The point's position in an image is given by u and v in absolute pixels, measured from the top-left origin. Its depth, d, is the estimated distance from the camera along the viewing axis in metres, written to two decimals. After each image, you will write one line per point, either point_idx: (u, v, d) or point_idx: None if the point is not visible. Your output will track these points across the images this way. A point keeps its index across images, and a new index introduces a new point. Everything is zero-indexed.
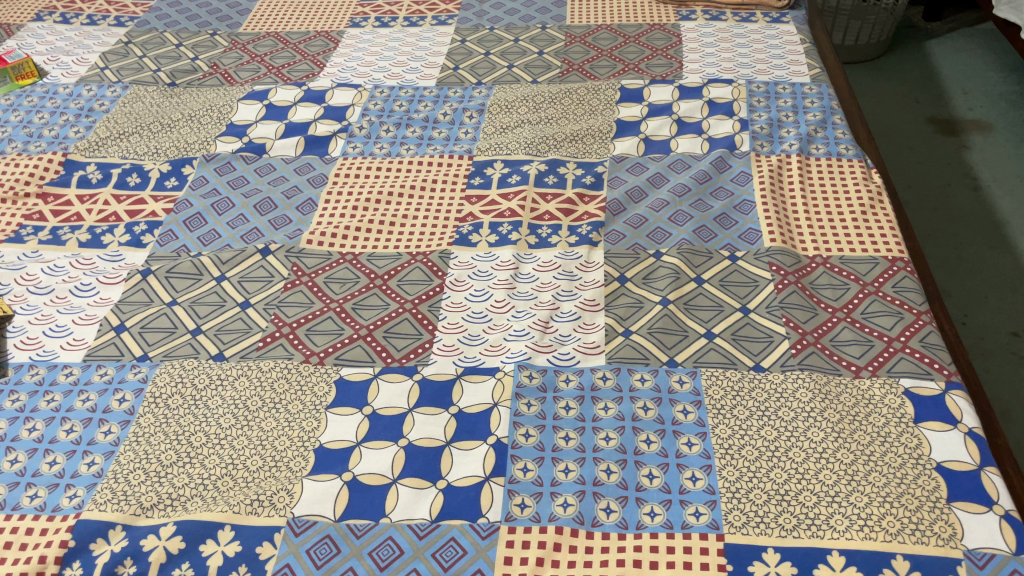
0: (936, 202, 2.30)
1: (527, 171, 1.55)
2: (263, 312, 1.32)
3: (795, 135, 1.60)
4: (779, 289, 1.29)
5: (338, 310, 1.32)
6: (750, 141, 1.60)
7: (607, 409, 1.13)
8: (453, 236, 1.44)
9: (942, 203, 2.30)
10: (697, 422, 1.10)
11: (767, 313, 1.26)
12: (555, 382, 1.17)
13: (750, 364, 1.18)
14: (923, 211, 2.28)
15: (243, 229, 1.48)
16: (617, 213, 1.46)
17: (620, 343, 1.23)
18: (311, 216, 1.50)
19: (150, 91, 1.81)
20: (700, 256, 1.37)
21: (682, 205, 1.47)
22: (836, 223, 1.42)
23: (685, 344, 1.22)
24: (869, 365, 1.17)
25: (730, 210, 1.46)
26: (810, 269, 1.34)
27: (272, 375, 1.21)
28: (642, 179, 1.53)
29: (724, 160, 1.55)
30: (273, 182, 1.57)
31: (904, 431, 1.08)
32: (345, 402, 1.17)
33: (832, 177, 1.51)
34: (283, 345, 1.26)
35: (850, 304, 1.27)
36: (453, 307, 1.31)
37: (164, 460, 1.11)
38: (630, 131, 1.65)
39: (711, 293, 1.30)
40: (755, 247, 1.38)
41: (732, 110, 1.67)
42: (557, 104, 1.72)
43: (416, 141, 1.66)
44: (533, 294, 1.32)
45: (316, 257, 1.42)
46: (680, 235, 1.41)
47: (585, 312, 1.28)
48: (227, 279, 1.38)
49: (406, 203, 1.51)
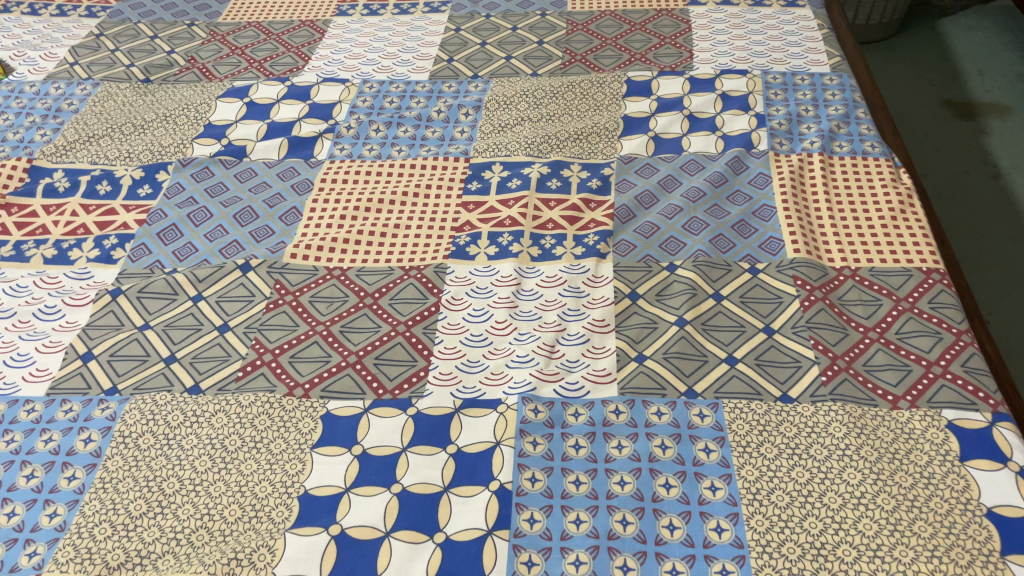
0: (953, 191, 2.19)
1: (529, 175, 1.44)
2: (243, 337, 1.21)
3: (816, 132, 1.49)
4: (805, 307, 1.19)
5: (325, 333, 1.21)
6: (768, 139, 1.48)
7: (621, 448, 1.02)
8: (448, 248, 1.33)
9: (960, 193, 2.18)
10: (720, 463, 1.00)
11: (793, 334, 1.15)
12: (563, 417, 1.07)
13: (776, 394, 1.08)
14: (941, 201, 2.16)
15: (222, 242, 1.37)
16: (626, 221, 1.35)
17: (633, 369, 1.12)
18: (295, 226, 1.38)
19: (122, 88, 1.69)
20: (717, 269, 1.26)
21: (696, 211, 1.35)
22: (864, 230, 1.31)
23: (704, 371, 1.11)
24: (908, 394, 1.07)
25: (748, 216, 1.34)
26: (838, 283, 1.23)
27: (252, 410, 1.11)
28: (652, 181, 1.42)
29: (741, 160, 1.44)
30: (254, 189, 1.46)
31: (949, 471, 0.98)
32: (333, 441, 1.07)
33: (858, 178, 1.40)
34: (265, 375, 1.15)
35: (883, 324, 1.17)
36: (450, 329, 1.21)
37: (133, 512, 1.00)
38: (638, 128, 1.53)
39: (732, 311, 1.19)
40: (778, 258, 1.27)
41: (748, 104, 1.56)
42: (559, 100, 1.60)
43: (408, 142, 1.54)
44: (537, 315, 1.21)
45: (301, 273, 1.31)
46: (696, 246, 1.29)
47: (594, 335, 1.18)
48: (204, 300, 1.27)
49: (397, 211, 1.40)
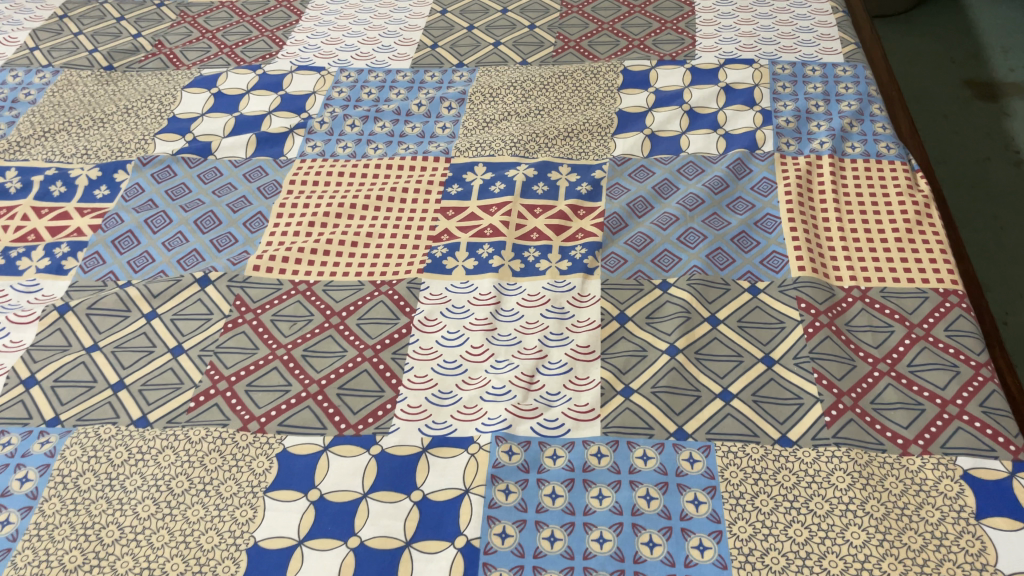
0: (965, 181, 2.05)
1: (513, 178, 1.33)
2: (198, 361, 1.12)
3: (827, 131, 1.37)
4: (809, 334, 1.08)
5: (286, 358, 1.12)
6: (774, 139, 1.36)
7: (602, 498, 0.93)
8: (423, 261, 1.23)
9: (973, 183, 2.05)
10: (710, 517, 0.91)
11: (795, 365, 1.05)
12: (539, 460, 0.97)
13: (774, 436, 0.98)
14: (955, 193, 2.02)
15: (181, 251, 1.27)
16: (617, 231, 1.24)
17: (617, 405, 1.03)
18: (260, 234, 1.28)
19: (83, 76, 1.58)
20: (714, 288, 1.15)
21: (693, 221, 1.24)
22: (876, 243, 1.20)
23: (696, 408, 1.01)
24: (919, 438, 0.97)
25: (750, 226, 1.23)
26: (845, 306, 1.12)
27: (202, 447, 1.02)
28: (646, 186, 1.31)
29: (743, 163, 1.33)
30: (218, 192, 1.35)
31: (963, 532, 0.88)
32: (288, 485, 0.98)
33: (871, 183, 1.29)
34: (219, 407, 1.06)
35: (893, 354, 1.06)
36: (422, 354, 1.11)
37: (68, 564, 0.92)
38: (634, 124, 1.42)
39: (729, 338, 1.09)
40: (782, 276, 1.16)
41: (753, 98, 1.44)
42: (549, 93, 1.48)
43: (385, 139, 1.43)
44: (517, 339, 1.11)
45: (263, 288, 1.21)
46: (692, 261, 1.19)
47: (577, 363, 1.08)
48: (158, 317, 1.18)
49: (370, 218, 1.30)
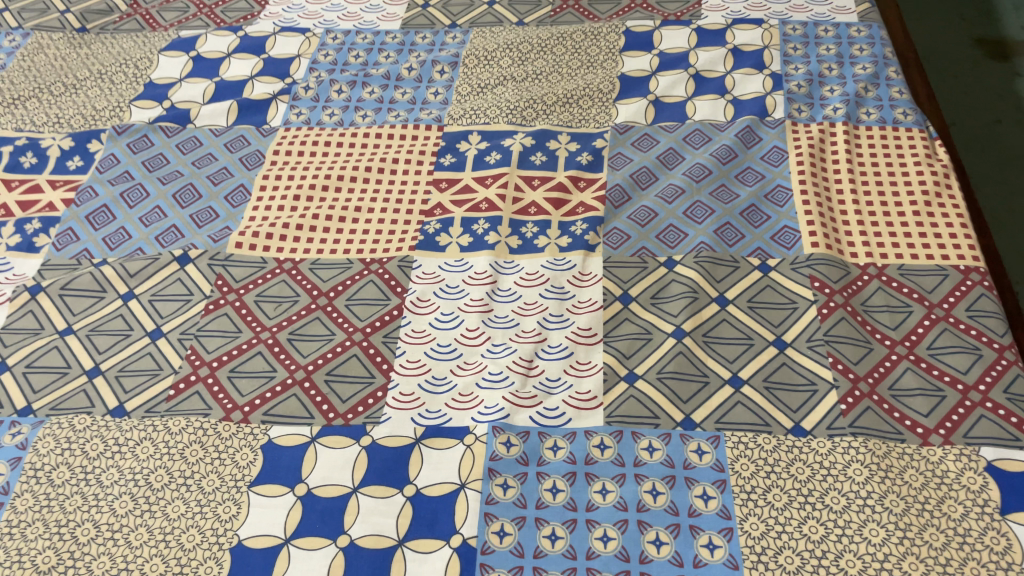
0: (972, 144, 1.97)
1: (509, 148, 1.26)
2: (178, 345, 1.06)
3: (840, 96, 1.30)
4: (823, 315, 1.02)
5: (271, 342, 1.06)
6: (785, 105, 1.29)
7: (606, 493, 0.88)
8: (415, 237, 1.16)
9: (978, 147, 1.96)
10: (720, 513, 0.86)
11: (808, 349, 0.99)
12: (539, 452, 0.92)
13: (787, 426, 0.93)
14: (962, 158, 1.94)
15: (159, 227, 1.20)
16: (620, 205, 1.18)
17: (621, 392, 0.97)
18: (242, 209, 1.22)
19: (54, 39, 1.49)
20: (722, 266, 1.09)
21: (700, 194, 1.18)
22: (893, 217, 1.14)
23: (704, 395, 0.96)
24: (940, 427, 0.92)
25: (760, 199, 1.17)
26: (861, 285, 1.06)
27: (182, 439, 0.96)
28: (650, 156, 1.24)
29: (752, 131, 1.26)
30: (197, 163, 1.28)
31: (987, 528, 0.84)
32: (273, 479, 0.93)
33: (887, 152, 1.22)
34: (199, 395, 1.01)
35: (912, 337, 1.01)
36: (414, 337, 1.05)
37: (41, 565, 0.87)
38: (636, 89, 1.34)
39: (738, 319, 1.03)
40: (794, 252, 1.10)
41: (763, 61, 1.36)
42: (548, 55, 1.40)
43: (374, 105, 1.35)
44: (514, 321, 1.06)
45: (246, 266, 1.15)
46: (699, 237, 1.12)
47: (579, 347, 1.02)
48: (135, 298, 1.12)
49: (359, 191, 1.23)
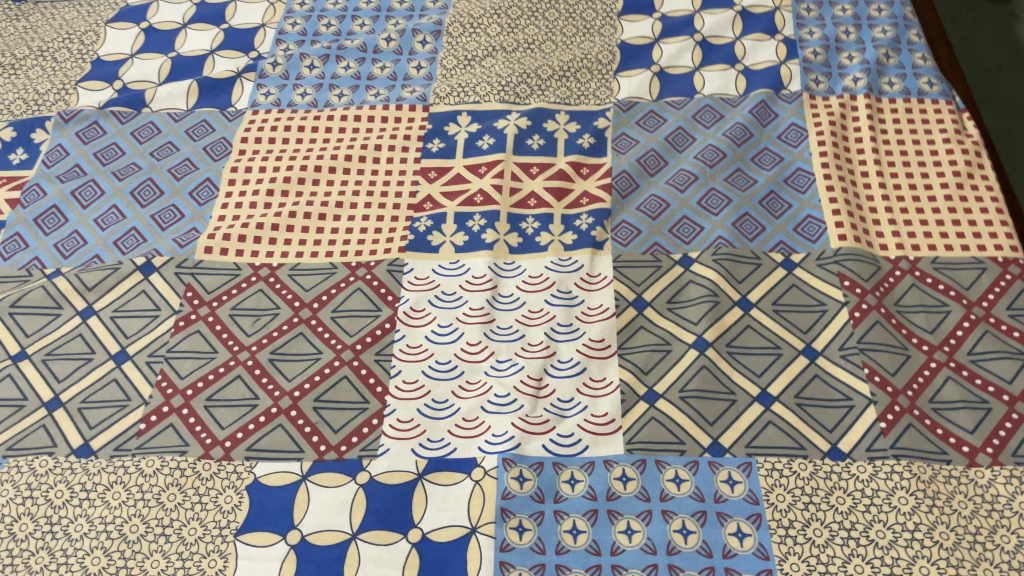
0: (993, 76, 1.65)
1: (503, 131, 1.15)
2: (146, 370, 0.96)
3: (860, 64, 1.20)
4: (856, 319, 0.94)
5: (251, 364, 0.95)
6: (801, 75, 1.19)
7: (631, 533, 0.80)
8: (404, 237, 1.06)
9: (1004, 78, 1.64)
10: (757, 553, 0.78)
11: (841, 359, 0.91)
12: (556, 486, 0.84)
13: (824, 448, 0.85)
14: (986, 93, 1.64)
15: (117, 230, 1.08)
16: (627, 194, 1.08)
17: (641, 413, 0.89)
18: (211, 207, 1.10)
19: None
20: (744, 264, 1.00)
21: (715, 180, 1.08)
22: (923, 202, 1.05)
23: (732, 415, 0.88)
24: (987, 445, 0.85)
25: (779, 185, 1.07)
26: (893, 282, 0.98)
27: (158, 482, 0.87)
28: (658, 137, 1.14)
29: (768, 106, 1.15)
30: (157, 153, 1.16)
31: None
32: (261, 526, 0.84)
33: (913, 127, 1.12)
34: (174, 428, 0.91)
35: (951, 340, 0.93)
36: (410, 353, 0.95)
37: None
38: (638, 59, 1.23)
39: (764, 326, 0.95)
40: (819, 246, 1.01)
41: (774, 25, 1.25)
42: (540, 21, 1.28)
43: (350, 83, 1.22)
44: (520, 332, 0.96)
45: (218, 275, 1.04)
46: (716, 230, 1.03)
47: (592, 362, 0.93)
48: (95, 315, 1.01)
49: (339, 184, 1.11)
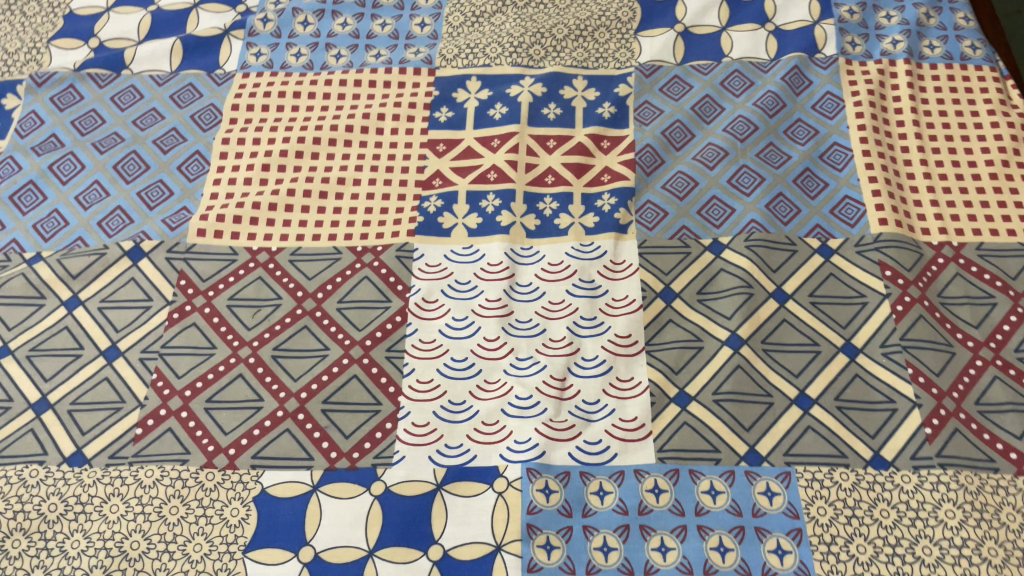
0: None
1: (517, 99, 1.07)
2: (140, 368, 0.89)
3: (899, 24, 1.11)
4: (898, 313, 0.89)
5: (252, 361, 0.89)
6: (837, 37, 1.10)
7: (666, 551, 0.76)
8: (413, 218, 0.98)
9: None
10: (799, 573, 0.74)
11: (884, 357, 0.86)
12: (584, 499, 0.79)
13: (866, 456, 0.81)
14: None
15: (101, 210, 1.00)
16: (652, 171, 1.01)
17: (672, 418, 0.84)
18: (202, 184, 1.02)
19: None
20: (778, 251, 0.94)
21: (746, 156, 1.01)
22: (967, 181, 0.98)
23: (769, 420, 0.83)
24: None
25: (815, 161, 1.00)
26: (936, 271, 0.92)
27: (158, 494, 0.81)
28: (684, 107, 1.06)
29: (801, 72, 1.07)
30: (140, 122, 1.06)
31: None
32: (271, 542, 0.78)
33: (955, 96, 1.05)
34: (173, 432, 0.85)
35: (997, 336, 0.88)
36: (423, 350, 0.89)
37: None
38: (661, 17, 1.14)
39: (801, 320, 0.89)
40: (858, 231, 0.95)
41: None
42: None
43: (348, 42, 1.13)
44: (540, 327, 0.90)
45: (213, 261, 0.96)
46: (748, 213, 0.96)
47: (618, 360, 0.88)
48: (82, 306, 0.94)
49: (340, 158, 1.03)
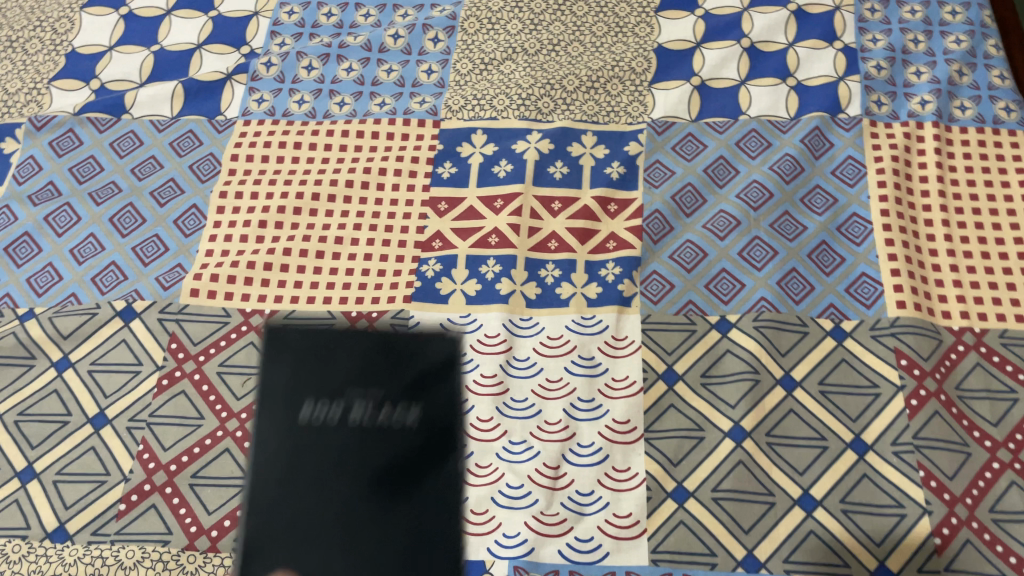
0: None
1: (522, 155, 1.03)
2: (127, 438, 0.87)
3: (929, 83, 1.06)
4: (912, 408, 0.84)
5: (239, 434, 0.87)
6: (862, 95, 1.05)
7: None
8: (411, 283, 0.95)
9: None
10: None
11: (894, 457, 0.82)
12: None
13: (870, 566, 0.77)
14: None
15: (96, 265, 0.98)
16: (659, 238, 0.97)
17: (668, 515, 0.80)
18: (197, 239, 0.99)
19: None
20: (788, 334, 0.90)
21: (759, 226, 0.96)
22: (993, 260, 0.93)
23: (770, 522, 0.79)
24: None
25: (832, 234, 0.96)
26: (954, 361, 0.88)
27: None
28: (696, 168, 1.01)
29: (822, 134, 1.02)
30: (138, 171, 1.04)
31: None
32: None
33: (986, 165, 0.99)
34: (157, 509, 0.83)
35: (1018, 436, 0.83)
36: None
37: None
38: (677, 69, 1.09)
39: (809, 411, 0.85)
40: (874, 313, 0.90)
41: (833, 30, 1.10)
42: (566, 18, 1.14)
43: (353, 88, 1.10)
44: (536, 407, 0.87)
45: (206, 323, 0.94)
46: (758, 290, 0.92)
47: (616, 448, 0.84)
48: (72, 368, 0.92)
49: (339, 215, 1.00)
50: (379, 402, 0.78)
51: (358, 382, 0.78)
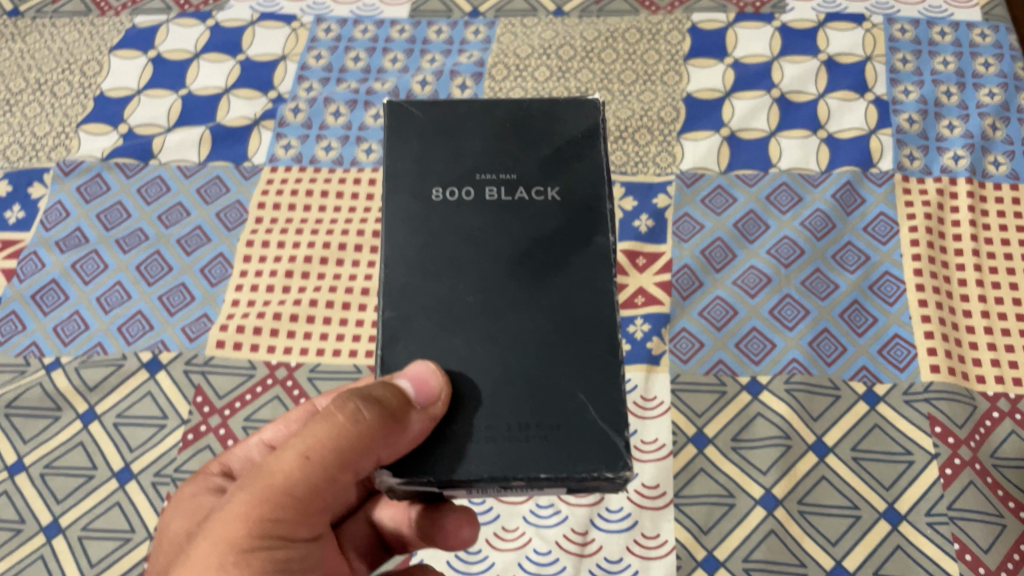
0: None
1: None
2: (151, 494, 0.87)
3: (963, 137, 1.04)
4: (946, 477, 0.83)
5: None
6: (894, 149, 1.04)
7: None
8: None
9: None
10: None
11: (928, 528, 0.81)
12: None
13: None
14: None
15: (122, 314, 0.98)
16: (689, 295, 0.96)
17: None
18: (223, 289, 0.99)
19: None
20: (820, 398, 0.88)
21: (790, 284, 0.95)
22: None
23: None
24: None
25: (864, 292, 0.94)
26: (989, 427, 0.86)
27: None
28: (726, 223, 1.00)
29: (853, 189, 1.01)
30: (165, 218, 1.04)
31: None
32: None
33: (1020, 223, 0.98)
34: None
35: None
36: None
37: None
38: (707, 118, 1.08)
39: (841, 478, 0.84)
40: (908, 376, 0.89)
41: (865, 81, 1.09)
42: (594, 64, 1.13)
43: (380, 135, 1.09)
44: None
45: (231, 376, 0.94)
46: (789, 350, 0.91)
47: (645, 513, 0.83)
48: (97, 421, 0.92)
49: (365, 265, 1.00)
50: (513, 183, 0.62)
51: (488, 160, 0.62)
